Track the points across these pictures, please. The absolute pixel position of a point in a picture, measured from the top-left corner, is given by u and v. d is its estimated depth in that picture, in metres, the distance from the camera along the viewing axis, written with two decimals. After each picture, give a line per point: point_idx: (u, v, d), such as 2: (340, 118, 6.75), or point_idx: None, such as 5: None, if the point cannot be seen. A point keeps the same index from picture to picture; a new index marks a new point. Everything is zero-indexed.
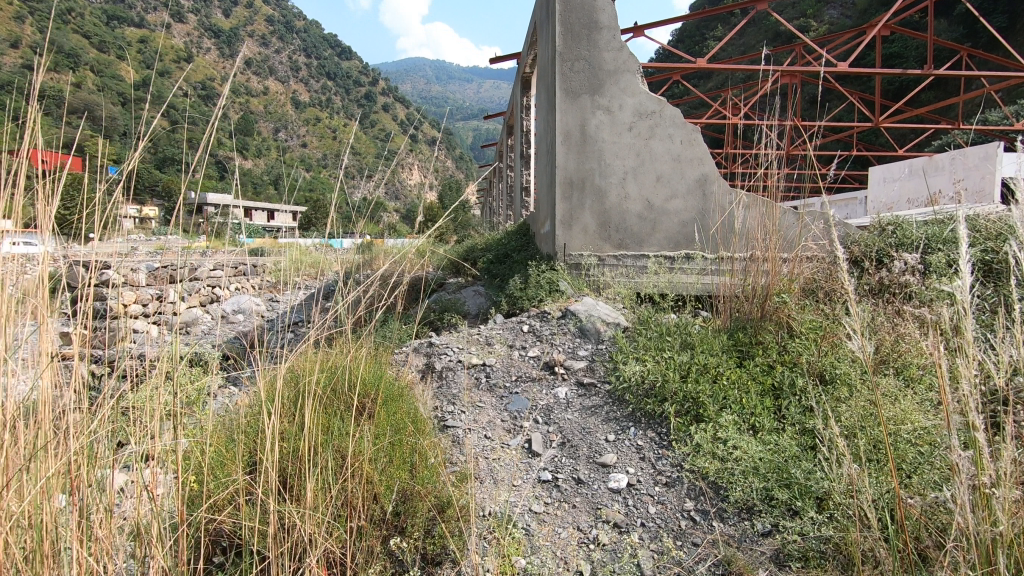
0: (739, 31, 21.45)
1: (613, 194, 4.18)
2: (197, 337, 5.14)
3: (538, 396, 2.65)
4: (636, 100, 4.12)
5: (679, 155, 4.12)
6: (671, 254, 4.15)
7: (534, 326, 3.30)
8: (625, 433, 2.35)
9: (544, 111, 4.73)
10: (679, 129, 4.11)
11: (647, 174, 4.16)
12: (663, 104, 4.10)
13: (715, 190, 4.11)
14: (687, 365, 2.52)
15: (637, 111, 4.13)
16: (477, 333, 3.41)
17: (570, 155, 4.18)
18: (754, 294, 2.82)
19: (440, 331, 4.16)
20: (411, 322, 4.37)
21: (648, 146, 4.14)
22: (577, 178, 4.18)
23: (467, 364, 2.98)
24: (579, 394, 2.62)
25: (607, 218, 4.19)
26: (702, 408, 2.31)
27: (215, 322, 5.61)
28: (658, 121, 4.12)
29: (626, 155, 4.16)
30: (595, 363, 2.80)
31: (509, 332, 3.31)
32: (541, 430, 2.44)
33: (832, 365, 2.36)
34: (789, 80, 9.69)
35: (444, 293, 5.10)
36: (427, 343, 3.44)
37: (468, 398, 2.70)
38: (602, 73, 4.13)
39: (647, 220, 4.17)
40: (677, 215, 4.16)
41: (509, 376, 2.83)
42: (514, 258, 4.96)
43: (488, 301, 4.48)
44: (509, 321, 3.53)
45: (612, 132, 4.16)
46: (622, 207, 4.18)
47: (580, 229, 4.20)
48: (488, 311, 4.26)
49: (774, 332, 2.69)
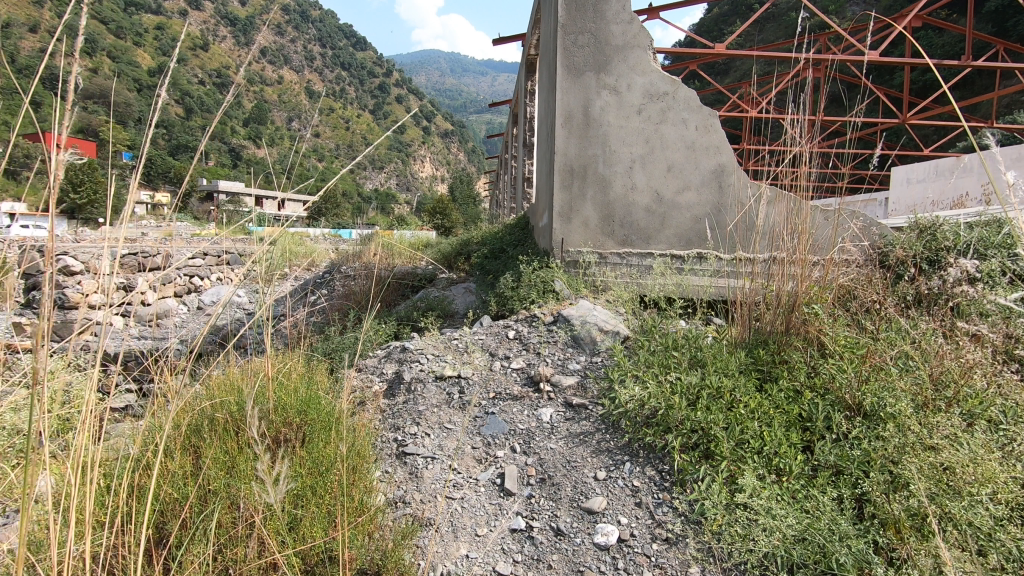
0: (758, 24, 20.73)
1: (618, 185, 3.75)
2: (168, 330, 4.81)
3: (516, 417, 2.24)
4: (647, 78, 3.66)
5: (693, 143, 3.68)
6: (681, 253, 3.72)
7: (521, 331, 2.89)
8: (618, 470, 1.93)
9: (545, 91, 4.28)
10: (694, 113, 3.66)
11: (656, 164, 3.72)
12: (677, 84, 3.64)
13: (733, 182, 3.66)
14: (696, 389, 2.09)
15: (647, 92, 3.67)
16: (455, 339, 3.03)
17: (570, 140, 3.75)
18: (777, 300, 2.38)
19: (420, 332, 3.76)
20: (390, 321, 3.98)
21: (659, 132, 3.70)
22: (578, 166, 3.75)
23: (439, 375, 2.57)
24: (566, 418, 2.20)
25: (611, 211, 3.76)
26: (713, 444, 1.88)
27: (190, 315, 5.28)
28: (671, 103, 3.67)
29: (633, 141, 3.72)
30: (587, 380, 2.37)
31: (491, 338, 2.91)
32: (517, 462, 2.03)
33: (876, 397, 1.92)
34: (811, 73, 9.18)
35: (432, 290, 4.70)
36: (400, 348, 3.04)
37: (436, 417, 2.29)
38: (609, 48, 3.68)
39: (655, 213, 3.74)
40: (689, 210, 3.72)
41: (486, 392, 2.41)
42: (509, 253, 4.54)
43: (476, 301, 4.07)
44: (492, 326, 3.13)
45: (618, 115, 3.71)
46: (627, 200, 3.75)
47: (580, 223, 3.78)
48: (476, 312, 3.84)
49: (802, 350, 2.26)
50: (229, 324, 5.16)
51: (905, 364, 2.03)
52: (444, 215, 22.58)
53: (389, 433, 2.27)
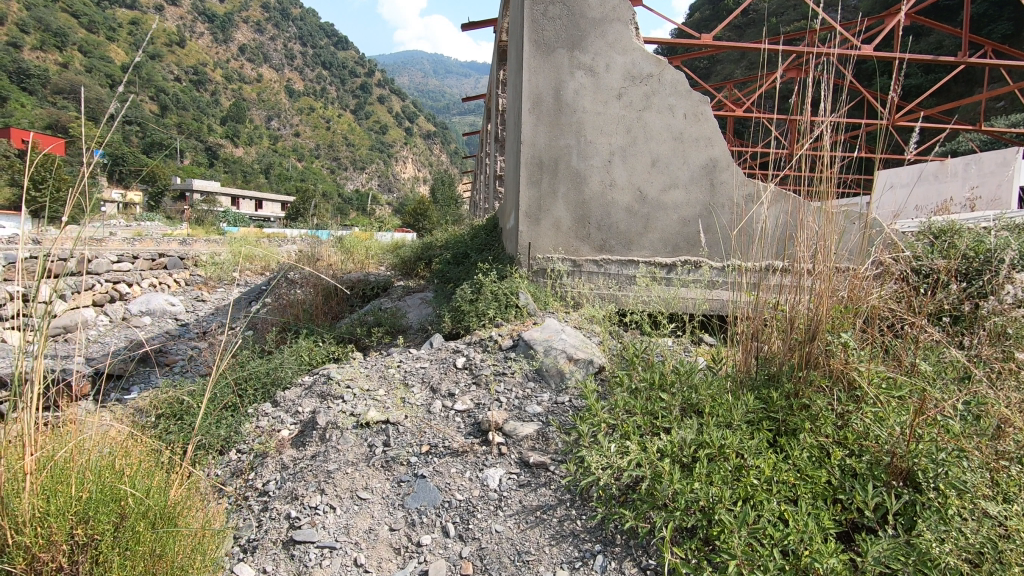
0: (736, 27, 20.44)
1: (594, 181, 3.22)
2: (78, 345, 4.15)
3: (453, 482, 1.67)
4: (628, 57, 3.14)
5: (681, 133, 3.18)
6: (666, 261, 3.24)
7: (472, 357, 2.33)
8: (586, 569, 1.38)
9: (513, 73, 3.73)
10: (683, 99, 3.16)
11: (639, 157, 3.20)
12: (662, 65, 3.13)
13: (725, 180, 3.19)
14: (691, 449, 1.55)
15: (628, 74, 3.16)
16: (394, 367, 2.47)
17: (538, 128, 3.21)
18: (793, 325, 1.85)
19: (363, 352, 3.20)
20: (329, 340, 3.40)
21: (641, 120, 3.18)
22: (548, 159, 3.21)
23: (361, 421, 1.99)
24: (520, 484, 1.64)
25: (586, 212, 3.22)
26: (717, 532, 1.34)
27: (111, 327, 4.63)
28: (655, 88, 3.16)
29: (613, 130, 3.20)
30: (550, 429, 1.81)
31: (435, 368, 2.34)
32: (447, 554, 1.46)
33: (936, 468, 1.41)
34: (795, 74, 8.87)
35: (384, 301, 4.13)
36: (326, 379, 2.47)
37: (347, 481, 1.72)
38: (583, 21, 3.14)
39: (637, 213, 3.23)
40: (676, 210, 3.23)
41: (418, 444, 1.83)
42: (472, 259, 3.99)
43: (432, 316, 3.51)
44: (440, 351, 2.57)
45: (596, 100, 3.18)
46: (605, 198, 3.22)
47: (551, 225, 3.24)
48: (430, 328, 3.29)
49: (825, 391, 1.75)
50: (156, 339, 4.52)
51: (968, 419, 1.53)
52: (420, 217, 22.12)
53: (284, 504, 1.70)
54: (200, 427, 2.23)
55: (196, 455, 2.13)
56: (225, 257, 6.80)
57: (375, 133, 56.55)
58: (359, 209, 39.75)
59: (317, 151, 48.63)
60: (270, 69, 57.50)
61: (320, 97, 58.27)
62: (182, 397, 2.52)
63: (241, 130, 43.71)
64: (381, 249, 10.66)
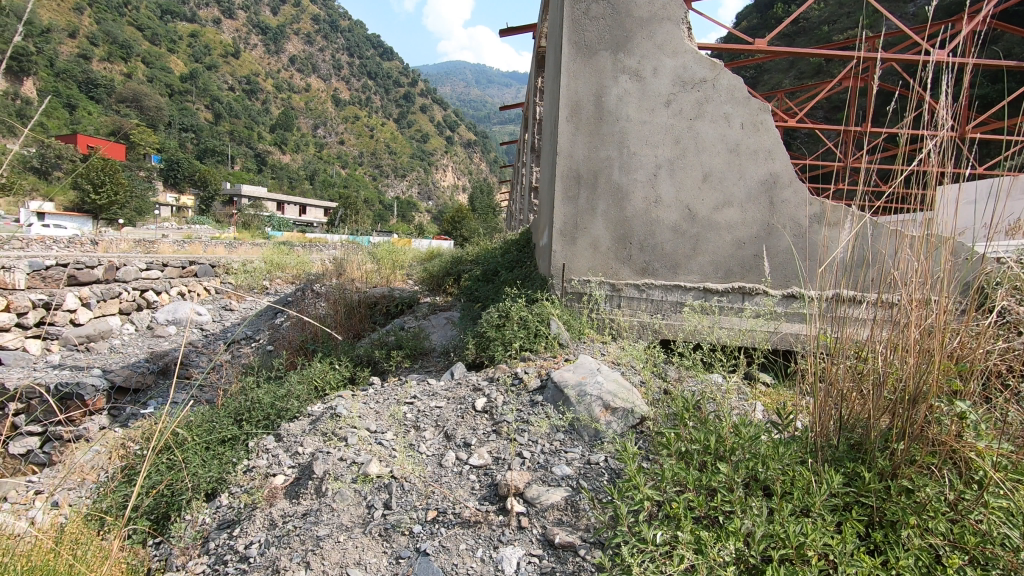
0: (787, 35, 19.73)
1: (638, 197, 2.89)
2: (100, 356, 4.07)
3: (460, 564, 1.35)
4: (679, 60, 2.82)
5: (737, 145, 2.84)
6: (717, 288, 2.91)
7: (493, 398, 2.05)
8: None
9: (551, 78, 3.46)
10: (740, 107, 2.82)
11: (689, 171, 2.87)
12: (718, 69, 2.80)
13: (787, 198, 2.84)
14: (760, 552, 1.22)
15: (679, 79, 2.83)
16: (407, 404, 2.21)
17: (577, 138, 2.92)
18: (885, 385, 1.51)
19: (378, 380, 2.97)
20: (346, 362, 3.18)
21: (692, 130, 2.85)
22: (587, 172, 2.91)
23: (360, 475, 1.71)
24: (541, 572, 1.31)
25: (627, 231, 2.90)
26: None
27: (135, 336, 4.56)
28: (709, 95, 2.83)
29: (660, 141, 2.87)
30: (580, 498, 1.48)
31: (451, 408, 2.06)
32: None
33: None
34: (853, 83, 8.27)
35: (408, 320, 3.90)
36: (333, 415, 2.22)
37: (333, 556, 1.44)
38: (630, 20, 2.83)
39: (685, 232, 2.90)
40: (729, 231, 2.89)
41: (421, 511, 1.54)
42: (502, 277, 3.73)
43: (456, 339, 3.25)
44: (460, 386, 2.29)
45: (641, 107, 2.87)
46: (650, 216, 2.90)
47: (588, 245, 2.93)
48: (453, 353, 3.04)
49: (933, 474, 1.38)
50: (179, 350, 4.42)
51: None
52: (460, 226, 22.42)
53: None
54: (192, 467, 2.03)
55: (183, 500, 1.94)
56: (257, 265, 6.75)
57: (416, 142, 57.40)
58: (398, 216, 40.29)
59: (360, 158, 49.65)
60: (318, 79, 59.23)
61: (364, 106, 59.61)
62: (181, 427, 2.32)
63: (288, 138, 45.03)
64: (415, 258, 10.55)
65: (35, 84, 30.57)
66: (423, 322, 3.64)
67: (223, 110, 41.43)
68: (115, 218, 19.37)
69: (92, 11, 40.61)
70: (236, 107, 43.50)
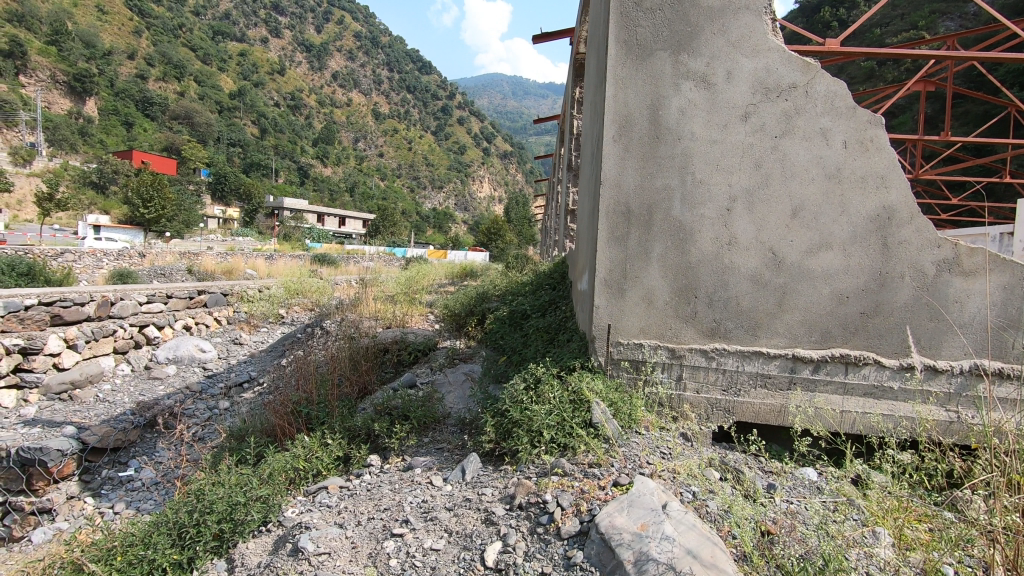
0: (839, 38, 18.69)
1: (706, 237, 2.24)
2: (82, 407, 3.66)
3: None
4: (760, 62, 2.18)
5: (837, 169, 2.17)
6: (811, 356, 2.22)
7: (511, 547, 1.44)
8: None
9: (594, 88, 2.86)
10: (842, 120, 2.15)
11: (774, 203, 2.21)
12: (812, 71, 2.15)
13: (906, 239, 2.14)
14: None
15: (761, 85, 2.19)
16: (393, 536, 1.62)
17: (626, 162, 2.28)
18: None
19: (373, 469, 2.39)
20: (340, 435, 2.61)
21: (778, 150, 2.19)
22: (640, 205, 2.28)
23: None
24: None
25: (691, 280, 2.25)
26: None
27: (129, 379, 4.17)
28: (799, 105, 2.17)
29: (735, 165, 2.22)
30: None
31: (451, 557, 1.47)
32: None
33: None
34: (924, 87, 7.32)
35: (421, 373, 3.33)
36: (296, 550, 1.65)
37: None
38: (696, 11, 2.20)
39: (766, 282, 2.23)
40: (828, 281, 2.21)
41: None
42: (534, 325, 3.12)
43: (474, 407, 2.65)
44: (467, 509, 1.68)
45: (711, 120, 2.22)
46: (723, 261, 2.24)
47: (642, 298, 2.29)
48: (468, 432, 2.44)
49: None
50: (172, 397, 3.91)
51: None
52: (495, 238, 22.24)
53: None
54: None
55: None
56: (274, 292, 6.33)
57: (453, 154, 57.59)
58: (434, 227, 40.33)
59: (398, 171, 50.08)
60: (359, 93, 60.32)
61: (403, 119, 60.37)
62: (103, 554, 1.80)
63: (328, 151, 45.86)
64: (443, 276, 10.04)
65: (95, 104, 32.03)
66: (437, 381, 3.06)
67: (268, 125, 42.61)
68: (161, 232, 19.73)
69: (149, 33, 42.52)
70: (280, 122, 44.58)
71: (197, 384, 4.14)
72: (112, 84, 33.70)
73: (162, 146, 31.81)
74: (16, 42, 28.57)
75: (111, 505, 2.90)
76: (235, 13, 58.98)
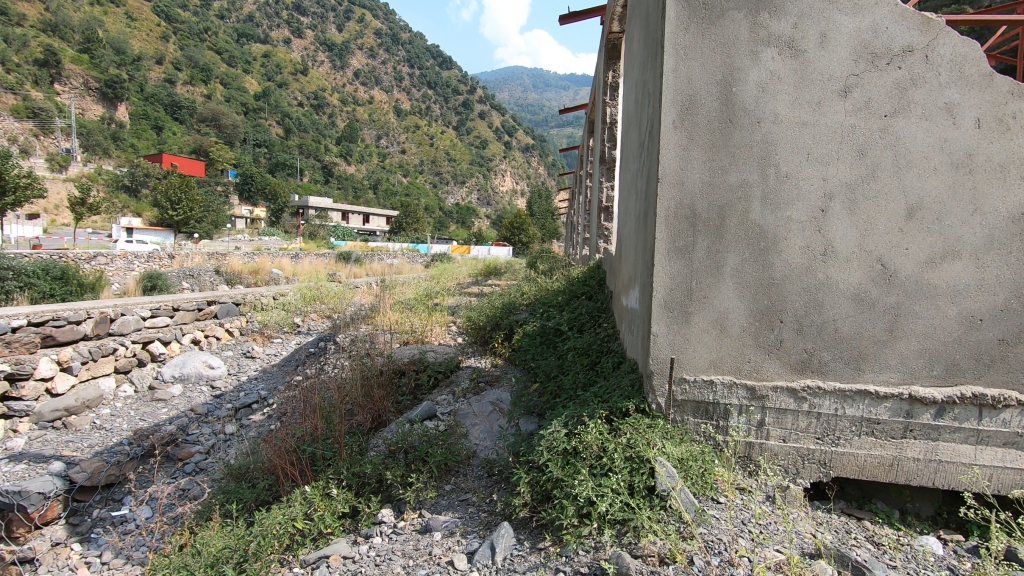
0: None
1: (793, 246, 1.77)
2: (76, 437, 3.37)
3: None
4: (864, 20, 1.69)
5: (967, 155, 1.66)
6: (933, 397, 1.73)
7: None
8: None
9: (641, 65, 2.39)
10: (976, 92, 1.64)
11: (883, 200, 1.72)
12: (935, 30, 1.65)
13: None
14: None
15: (865, 50, 1.70)
16: None
17: (690, 154, 1.82)
18: None
19: (385, 532, 1.98)
20: (347, 484, 2.21)
21: (887, 133, 1.71)
22: (709, 208, 1.82)
23: None
24: None
25: (774, 302, 1.79)
26: None
27: (129, 402, 3.90)
28: (917, 74, 1.68)
29: (829, 153, 1.74)
30: None
31: None
32: None
33: None
34: None
35: (442, 401, 2.92)
36: None
37: None
38: None
39: (873, 303, 1.75)
40: (954, 300, 1.70)
41: None
42: (572, 346, 2.67)
43: (505, 449, 2.23)
44: None
45: (798, 97, 1.74)
46: (815, 276, 1.76)
47: (711, 322, 1.83)
48: (500, 483, 2.02)
49: None
50: (174, 422, 3.59)
51: None
52: (519, 233, 21.86)
53: None
54: None
55: None
56: (289, 300, 6.02)
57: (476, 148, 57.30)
58: (457, 223, 40.21)
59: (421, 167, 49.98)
60: (381, 90, 60.39)
61: (425, 115, 60.15)
62: None
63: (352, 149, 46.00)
64: (467, 276, 9.66)
65: (126, 108, 32.59)
66: (461, 413, 2.65)
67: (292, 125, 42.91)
68: (191, 232, 19.92)
69: (177, 37, 43.14)
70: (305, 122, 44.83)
71: (201, 407, 3.81)
72: (142, 88, 34.24)
73: (190, 148, 32.11)
74: (51, 50, 29.21)
75: (99, 553, 2.53)
76: (259, 14, 59.37)
